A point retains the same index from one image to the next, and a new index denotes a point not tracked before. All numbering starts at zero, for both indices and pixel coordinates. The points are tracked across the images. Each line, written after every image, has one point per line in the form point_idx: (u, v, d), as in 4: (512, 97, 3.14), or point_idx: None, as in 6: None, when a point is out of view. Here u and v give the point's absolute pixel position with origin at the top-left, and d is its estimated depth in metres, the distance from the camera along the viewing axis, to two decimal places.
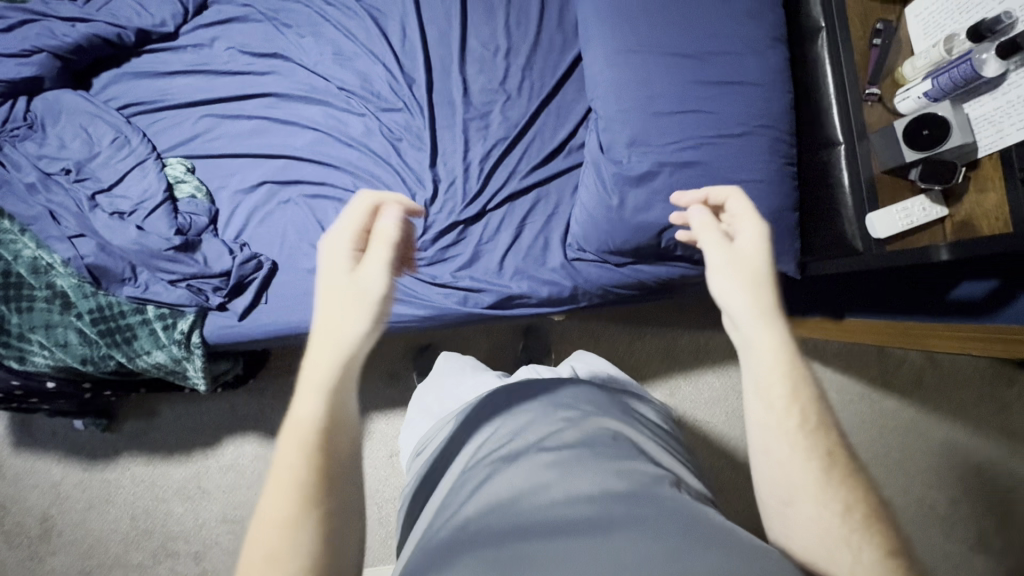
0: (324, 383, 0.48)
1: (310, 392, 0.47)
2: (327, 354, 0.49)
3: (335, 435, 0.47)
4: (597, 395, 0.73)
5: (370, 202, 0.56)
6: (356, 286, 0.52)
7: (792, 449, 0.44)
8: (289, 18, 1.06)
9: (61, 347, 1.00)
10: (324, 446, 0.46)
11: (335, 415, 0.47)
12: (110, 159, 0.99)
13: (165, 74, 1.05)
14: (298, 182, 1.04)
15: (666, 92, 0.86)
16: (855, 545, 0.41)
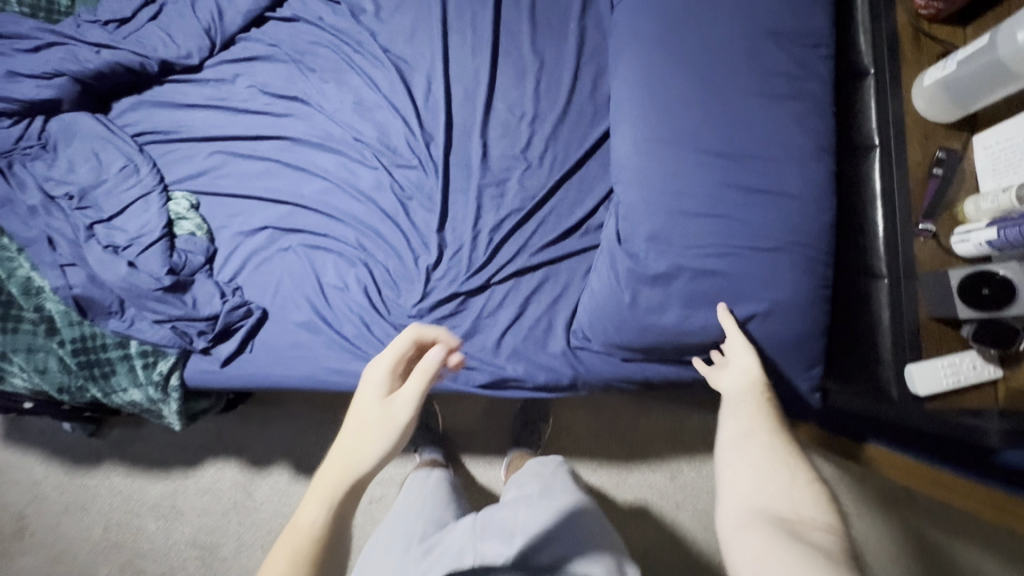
0: (331, 492, 0.54)
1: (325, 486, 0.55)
2: (338, 474, 0.55)
3: (322, 558, 0.50)
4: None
5: (414, 335, 0.68)
6: (382, 411, 0.60)
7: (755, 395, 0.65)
8: (315, 62, 1.03)
9: (39, 372, 0.97)
10: (311, 563, 0.50)
11: (329, 531, 0.52)
12: (116, 188, 0.97)
13: (184, 106, 1.03)
14: (298, 230, 1.00)
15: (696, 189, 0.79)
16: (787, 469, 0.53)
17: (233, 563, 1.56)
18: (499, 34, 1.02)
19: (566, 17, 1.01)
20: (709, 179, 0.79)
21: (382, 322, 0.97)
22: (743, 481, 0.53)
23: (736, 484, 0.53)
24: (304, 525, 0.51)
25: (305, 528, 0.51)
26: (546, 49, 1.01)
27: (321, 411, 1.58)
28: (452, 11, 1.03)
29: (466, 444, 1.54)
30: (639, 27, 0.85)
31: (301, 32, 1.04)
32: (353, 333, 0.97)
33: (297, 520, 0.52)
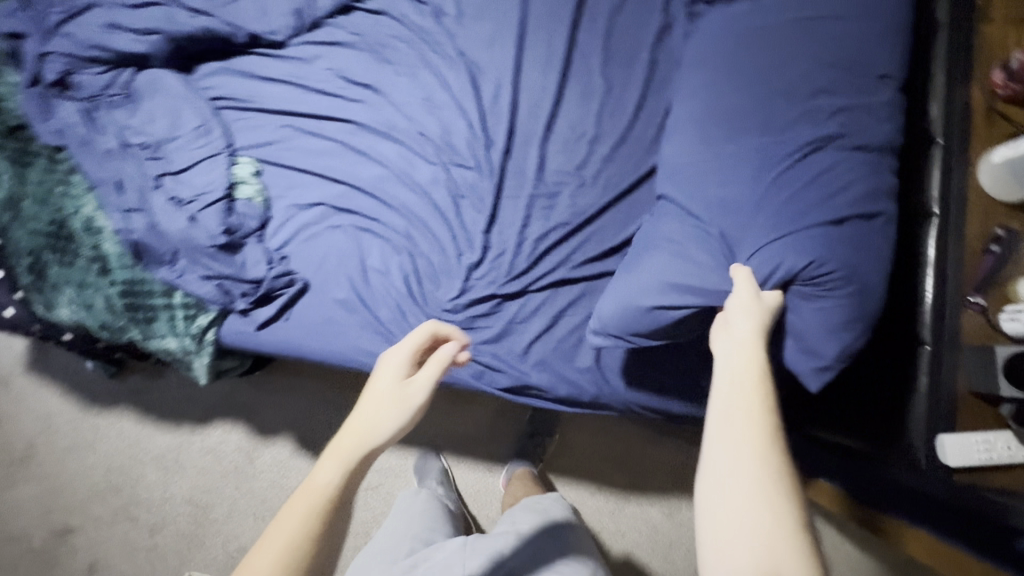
0: (343, 460, 0.55)
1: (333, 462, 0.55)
2: (350, 440, 0.57)
3: (334, 518, 0.52)
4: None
5: (431, 328, 0.69)
6: (401, 391, 0.61)
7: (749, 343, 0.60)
8: (393, 55, 1.07)
9: (86, 307, 1.02)
10: (323, 520, 0.51)
11: (342, 495, 0.53)
12: (188, 145, 1.02)
13: (263, 78, 1.08)
14: (351, 211, 1.04)
15: (758, 226, 0.75)
16: (768, 459, 0.50)
17: (223, 525, 1.59)
18: (573, 54, 1.05)
19: (641, 46, 1.04)
20: (765, 214, 0.75)
21: (418, 311, 1.00)
22: (723, 456, 0.51)
23: (718, 461, 0.51)
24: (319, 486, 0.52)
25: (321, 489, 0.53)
26: (616, 74, 1.04)
27: (333, 390, 1.61)
28: (530, 26, 1.06)
29: (469, 446, 1.55)
30: (716, 60, 0.85)
31: (384, 24, 1.08)
32: (387, 318, 1.00)
33: (313, 479, 0.54)
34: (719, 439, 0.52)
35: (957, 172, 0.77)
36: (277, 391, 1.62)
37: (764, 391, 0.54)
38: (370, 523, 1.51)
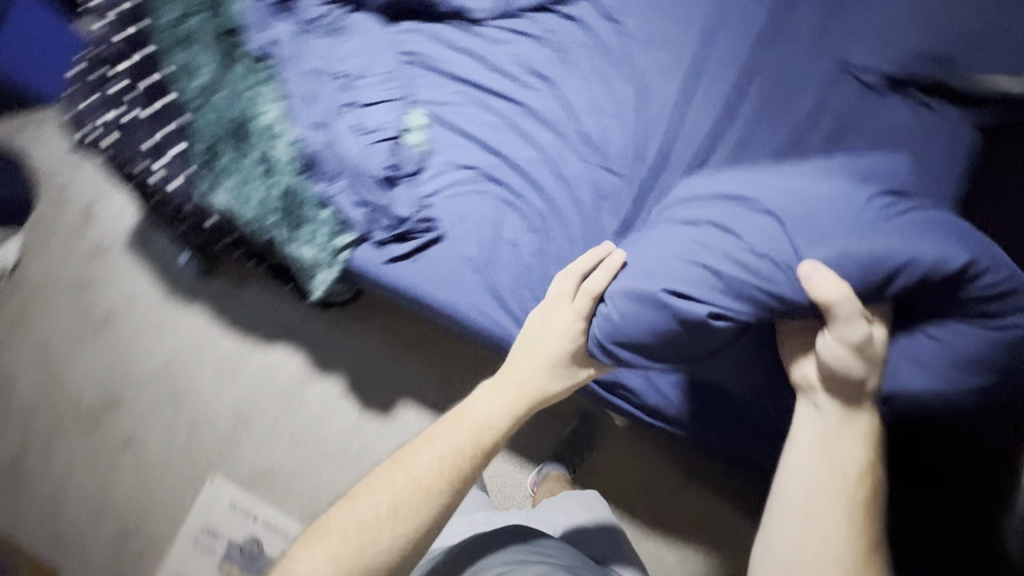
0: (491, 405, 0.88)
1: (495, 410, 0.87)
2: (498, 403, 0.88)
3: (474, 465, 0.83)
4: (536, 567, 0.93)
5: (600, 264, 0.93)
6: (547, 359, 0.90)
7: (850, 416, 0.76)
8: (574, 59, 1.17)
9: (242, 198, 1.11)
10: (462, 455, 0.83)
11: (500, 432, 0.86)
12: (375, 85, 1.14)
13: (453, 46, 1.18)
14: (498, 182, 1.12)
15: (840, 240, 0.73)
16: (842, 523, 0.73)
17: (257, 441, 1.65)
18: (741, 98, 1.11)
19: (810, 107, 1.09)
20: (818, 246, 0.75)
21: (538, 287, 1.06)
22: (810, 511, 0.74)
23: (805, 513, 0.74)
24: (484, 418, 0.87)
25: (485, 424, 0.86)
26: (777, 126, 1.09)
27: (395, 345, 1.66)
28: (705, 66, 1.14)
29: None
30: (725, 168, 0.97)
31: (573, 30, 1.18)
32: (508, 286, 1.06)
33: (465, 410, 0.88)
34: (795, 481, 0.77)
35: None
36: (344, 331, 1.69)
37: (854, 464, 0.75)
38: None
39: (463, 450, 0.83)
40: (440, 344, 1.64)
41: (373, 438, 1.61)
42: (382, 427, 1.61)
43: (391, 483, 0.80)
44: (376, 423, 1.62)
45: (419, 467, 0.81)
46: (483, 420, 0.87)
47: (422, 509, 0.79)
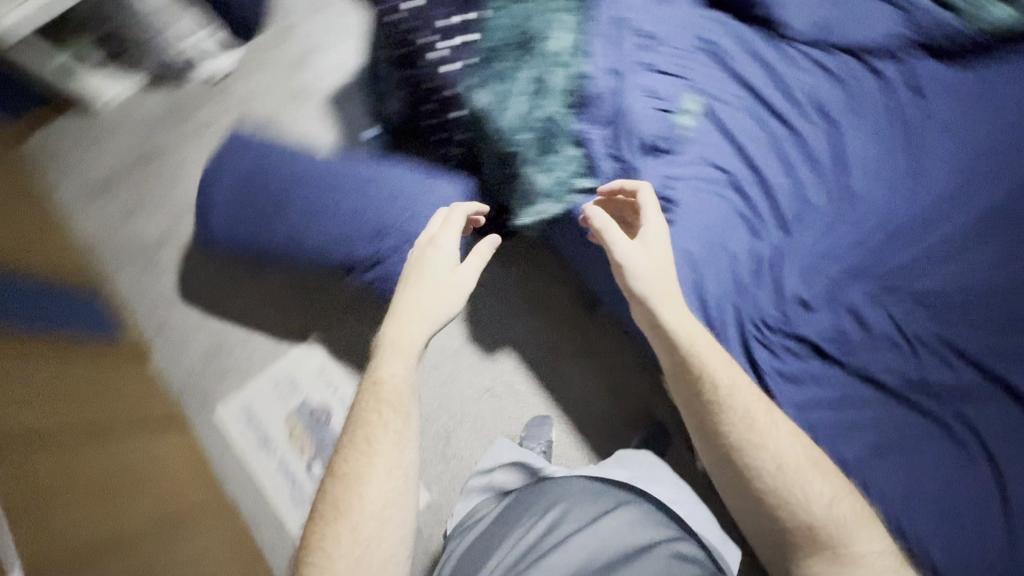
0: (397, 364, 0.99)
1: (392, 371, 0.99)
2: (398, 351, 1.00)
3: (400, 398, 0.96)
4: (568, 501, 1.01)
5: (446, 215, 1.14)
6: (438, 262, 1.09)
7: (701, 369, 0.94)
8: (861, 111, 1.16)
9: (499, 107, 1.15)
10: (391, 407, 0.95)
11: (403, 382, 0.98)
12: (669, 57, 1.15)
13: (754, 53, 1.19)
14: (737, 191, 1.12)
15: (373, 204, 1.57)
16: (750, 472, 0.89)
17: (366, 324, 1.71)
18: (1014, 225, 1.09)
19: None
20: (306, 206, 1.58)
21: (736, 305, 1.07)
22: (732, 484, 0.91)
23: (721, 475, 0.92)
24: (387, 377, 0.98)
25: (384, 383, 0.97)
26: None
27: (524, 301, 1.72)
28: (994, 172, 1.10)
29: (587, 426, 1.61)
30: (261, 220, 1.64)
31: (870, 85, 1.17)
32: (714, 293, 1.07)
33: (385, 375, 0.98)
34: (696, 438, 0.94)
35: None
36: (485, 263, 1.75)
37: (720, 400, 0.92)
38: (470, 418, 1.63)
39: (381, 432, 0.93)
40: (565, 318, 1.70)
41: (465, 370, 1.67)
42: (479, 365, 1.67)
43: (349, 466, 0.91)
44: (475, 358, 1.68)
45: (375, 452, 0.91)
46: (376, 377, 0.99)
47: (393, 501, 0.88)
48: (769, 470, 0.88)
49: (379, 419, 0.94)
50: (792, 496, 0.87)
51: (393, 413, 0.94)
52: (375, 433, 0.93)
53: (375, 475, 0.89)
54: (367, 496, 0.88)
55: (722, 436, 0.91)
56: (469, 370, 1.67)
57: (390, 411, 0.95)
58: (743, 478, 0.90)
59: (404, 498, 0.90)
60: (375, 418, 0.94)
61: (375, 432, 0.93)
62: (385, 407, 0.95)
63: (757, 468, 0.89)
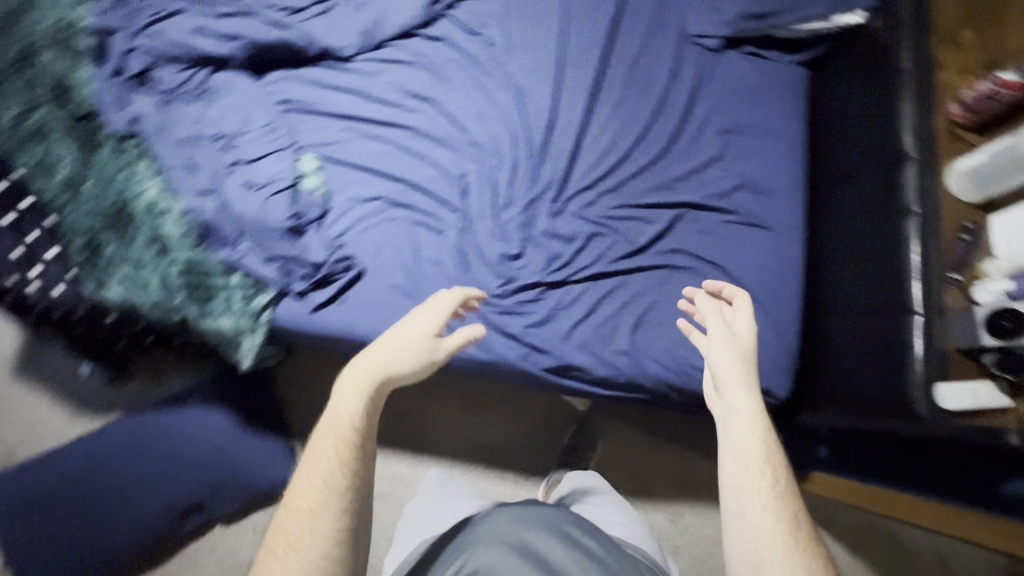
0: (366, 390, 0.76)
1: (349, 426, 0.73)
2: (381, 372, 0.77)
3: (361, 435, 0.73)
4: (528, 530, 0.86)
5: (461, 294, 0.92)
6: (422, 339, 0.83)
7: (747, 391, 0.79)
8: (448, 74, 1.21)
9: (140, 286, 1.05)
10: (353, 446, 0.72)
11: (364, 421, 0.74)
12: (257, 139, 1.11)
13: (329, 86, 1.19)
14: (399, 206, 1.13)
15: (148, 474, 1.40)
16: (757, 474, 0.73)
17: (219, 541, 1.49)
18: (612, 84, 1.22)
19: (669, 78, 1.22)
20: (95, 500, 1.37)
21: None
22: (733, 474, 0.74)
23: (733, 474, 0.74)
24: (345, 416, 0.73)
25: (342, 420, 0.73)
26: (641, 94, 1.21)
27: None
28: (568, 54, 1.22)
29: (479, 453, 1.59)
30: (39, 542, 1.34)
31: (439, 49, 1.22)
32: None
33: (338, 411, 0.74)
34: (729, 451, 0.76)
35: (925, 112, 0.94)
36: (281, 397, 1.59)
37: (758, 430, 0.76)
38: (380, 533, 1.53)
39: (343, 463, 0.71)
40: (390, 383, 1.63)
41: None
42: None
43: (296, 502, 0.69)
44: None
45: (324, 497, 0.69)
46: (331, 411, 0.74)
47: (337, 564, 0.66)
48: (766, 473, 0.73)
49: (333, 496, 0.69)
50: (766, 519, 0.70)
51: (331, 494, 0.69)
52: (308, 510, 0.68)
53: (318, 527, 0.67)
54: (309, 552, 0.65)
55: (736, 435, 0.76)
56: None
57: (340, 480, 0.70)
58: (753, 472, 0.73)
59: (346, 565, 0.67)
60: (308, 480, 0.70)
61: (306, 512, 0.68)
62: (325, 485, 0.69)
63: (755, 466, 0.73)
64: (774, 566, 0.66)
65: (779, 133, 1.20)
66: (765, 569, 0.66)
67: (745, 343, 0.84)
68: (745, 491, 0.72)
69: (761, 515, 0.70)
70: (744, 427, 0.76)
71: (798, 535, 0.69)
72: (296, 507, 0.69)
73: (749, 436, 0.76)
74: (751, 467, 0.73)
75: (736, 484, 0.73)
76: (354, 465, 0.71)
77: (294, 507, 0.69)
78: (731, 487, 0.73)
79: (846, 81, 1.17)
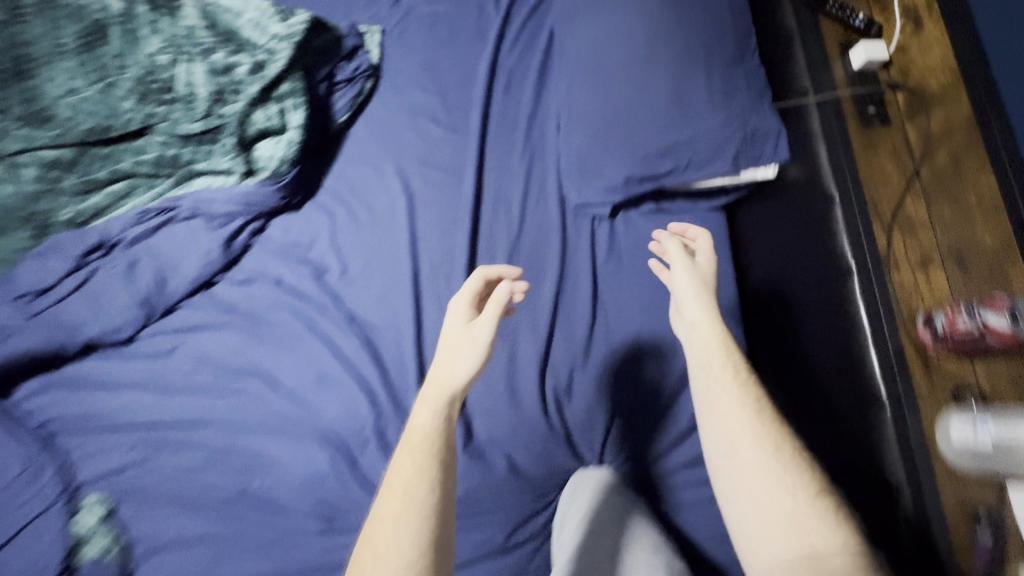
0: (433, 398, 0.62)
1: (424, 411, 0.61)
2: (435, 387, 0.63)
3: (440, 449, 0.58)
4: None
5: (482, 275, 0.75)
6: (467, 333, 0.67)
7: (703, 313, 0.64)
8: (273, 327, 0.92)
9: None
10: (432, 456, 0.58)
11: (440, 432, 0.60)
12: (8, 505, 0.80)
13: (110, 386, 0.88)
14: (228, 544, 0.81)
15: None
16: (740, 403, 0.57)
17: None
18: None
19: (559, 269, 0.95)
20: None
21: None
22: (721, 421, 0.57)
23: (713, 426, 0.57)
24: (417, 426, 0.60)
25: (416, 428, 0.60)
26: (528, 295, 0.94)
27: None
28: (424, 262, 0.96)
29: None
30: None
31: (257, 292, 0.93)
32: None
33: (413, 423, 0.61)
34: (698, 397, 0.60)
35: (891, 334, 0.68)
36: None
37: (729, 364, 0.60)
38: None
39: (420, 476, 0.56)
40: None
41: None
42: None
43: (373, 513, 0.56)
44: None
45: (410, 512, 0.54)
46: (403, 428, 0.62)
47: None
48: (755, 409, 0.57)
49: (426, 476, 0.56)
50: (755, 472, 0.53)
51: (416, 481, 0.56)
52: (395, 509, 0.54)
53: (401, 539, 0.52)
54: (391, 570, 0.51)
55: (704, 377, 0.60)
56: None
57: (418, 463, 0.57)
58: (730, 404, 0.57)
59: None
60: (393, 475, 0.57)
61: (377, 532, 0.54)
62: (412, 473, 0.56)
63: (726, 400, 0.58)
64: (763, 521, 0.51)
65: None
66: (737, 459, 0.54)
67: (708, 274, 0.70)
68: (716, 390, 0.59)
69: (757, 471, 0.53)
70: (698, 354, 0.63)
71: (809, 470, 0.53)
72: (386, 514, 0.54)
73: (712, 357, 0.61)
74: (728, 389, 0.58)
75: (721, 426, 0.57)
76: (431, 448, 0.58)
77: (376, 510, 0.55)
78: (711, 443, 0.57)
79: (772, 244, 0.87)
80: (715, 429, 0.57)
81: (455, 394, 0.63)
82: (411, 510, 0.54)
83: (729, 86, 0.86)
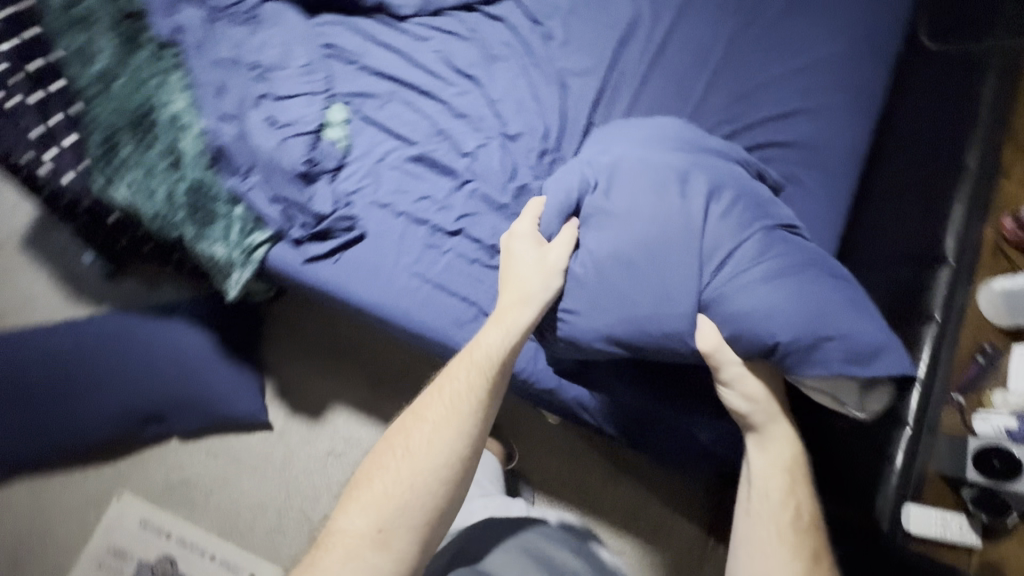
0: (500, 330, 0.83)
1: (483, 337, 0.83)
2: (507, 309, 0.85)
3: (448, 434, 0.76)
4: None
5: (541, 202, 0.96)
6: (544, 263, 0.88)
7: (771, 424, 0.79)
8: (499, 58, 1.17)
9: (146, 194, 1.04)
10: (446, 428, 0.76)
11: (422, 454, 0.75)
12: (293, 77, 1.09)
13: (378, 41, 1.16)
14: (415, 177, 1.11)
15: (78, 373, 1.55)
16: (779, 439, 0.79)
17: (172, 453, 1.53)
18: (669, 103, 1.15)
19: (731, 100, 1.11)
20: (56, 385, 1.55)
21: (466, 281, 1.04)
22: (774, 446, 0.78)
23: (765, 459, 0.78)
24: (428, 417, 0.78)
25: (481, 348, 0.82)
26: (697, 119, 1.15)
27: (320, 353, 1.57)
28: (625, 67, 1.17)
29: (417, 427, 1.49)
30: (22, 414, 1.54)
31: (498, 30, 1.19)
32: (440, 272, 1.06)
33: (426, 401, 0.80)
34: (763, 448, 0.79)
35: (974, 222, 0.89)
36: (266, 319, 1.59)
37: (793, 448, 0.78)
38: (316, 496, 1.48)
39: (475, 388, 0.79)
40: (369, 367, 1.55)
41: (297, 446, 1.52)
42: (309, 435, 1.52)
43: (421, 410, 0.79)
44: (304, 429, 1.53)
45: (438, 445, 0.75)
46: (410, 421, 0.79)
47: (442, 493, 0.74)
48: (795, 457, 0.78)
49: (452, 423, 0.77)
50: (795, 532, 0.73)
51: (426, 439, 0.76)
52: (420, 445, 0.75)
53: (419, 465, 0.74)
54: (393, 496, 0.73)
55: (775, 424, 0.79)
56: (299, 444, 1.52)
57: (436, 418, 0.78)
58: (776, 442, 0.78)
59: (464, 467, 0.76)
60: (393, 460, 0.75)
61: (405, 442, 0.76)
62: (417, 445, 0.75)
63: (785, 449, 0.78)
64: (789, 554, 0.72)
65: (837, 188, 1.03)
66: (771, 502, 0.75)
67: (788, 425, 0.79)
68: (778, 450, 0.78)
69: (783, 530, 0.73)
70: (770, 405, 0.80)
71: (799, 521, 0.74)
72: (413, 448, 0.75)
73: (780, 460, 0.78)
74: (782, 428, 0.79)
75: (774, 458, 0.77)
76: (431, 431, 0.76)
77: (406, 447, 0.76)
78: (765, 488, 0.76)
79: (892, 169, 1.05)
80: (765, 465, 0.78)
81: (418, 433, 0.77)
82: (410, 466, 0.74)
83: (776, 302, 0.77)
